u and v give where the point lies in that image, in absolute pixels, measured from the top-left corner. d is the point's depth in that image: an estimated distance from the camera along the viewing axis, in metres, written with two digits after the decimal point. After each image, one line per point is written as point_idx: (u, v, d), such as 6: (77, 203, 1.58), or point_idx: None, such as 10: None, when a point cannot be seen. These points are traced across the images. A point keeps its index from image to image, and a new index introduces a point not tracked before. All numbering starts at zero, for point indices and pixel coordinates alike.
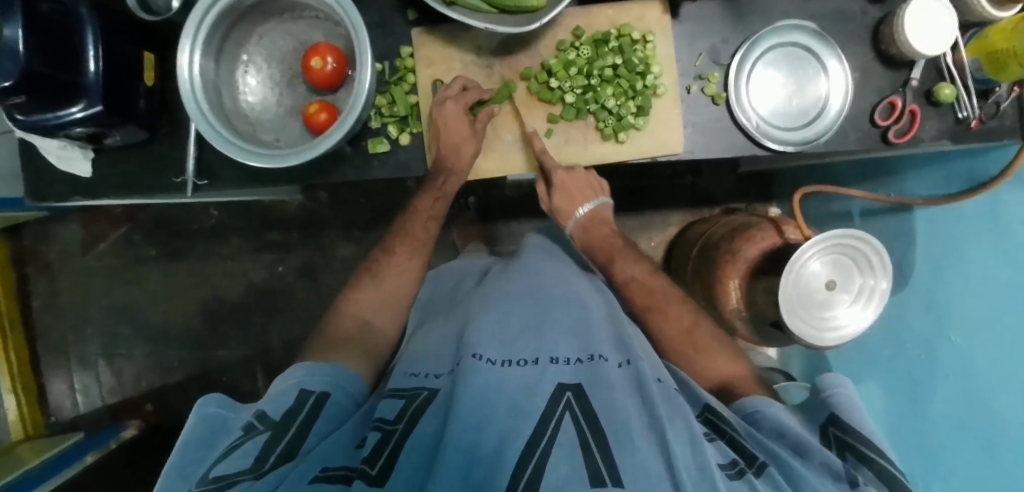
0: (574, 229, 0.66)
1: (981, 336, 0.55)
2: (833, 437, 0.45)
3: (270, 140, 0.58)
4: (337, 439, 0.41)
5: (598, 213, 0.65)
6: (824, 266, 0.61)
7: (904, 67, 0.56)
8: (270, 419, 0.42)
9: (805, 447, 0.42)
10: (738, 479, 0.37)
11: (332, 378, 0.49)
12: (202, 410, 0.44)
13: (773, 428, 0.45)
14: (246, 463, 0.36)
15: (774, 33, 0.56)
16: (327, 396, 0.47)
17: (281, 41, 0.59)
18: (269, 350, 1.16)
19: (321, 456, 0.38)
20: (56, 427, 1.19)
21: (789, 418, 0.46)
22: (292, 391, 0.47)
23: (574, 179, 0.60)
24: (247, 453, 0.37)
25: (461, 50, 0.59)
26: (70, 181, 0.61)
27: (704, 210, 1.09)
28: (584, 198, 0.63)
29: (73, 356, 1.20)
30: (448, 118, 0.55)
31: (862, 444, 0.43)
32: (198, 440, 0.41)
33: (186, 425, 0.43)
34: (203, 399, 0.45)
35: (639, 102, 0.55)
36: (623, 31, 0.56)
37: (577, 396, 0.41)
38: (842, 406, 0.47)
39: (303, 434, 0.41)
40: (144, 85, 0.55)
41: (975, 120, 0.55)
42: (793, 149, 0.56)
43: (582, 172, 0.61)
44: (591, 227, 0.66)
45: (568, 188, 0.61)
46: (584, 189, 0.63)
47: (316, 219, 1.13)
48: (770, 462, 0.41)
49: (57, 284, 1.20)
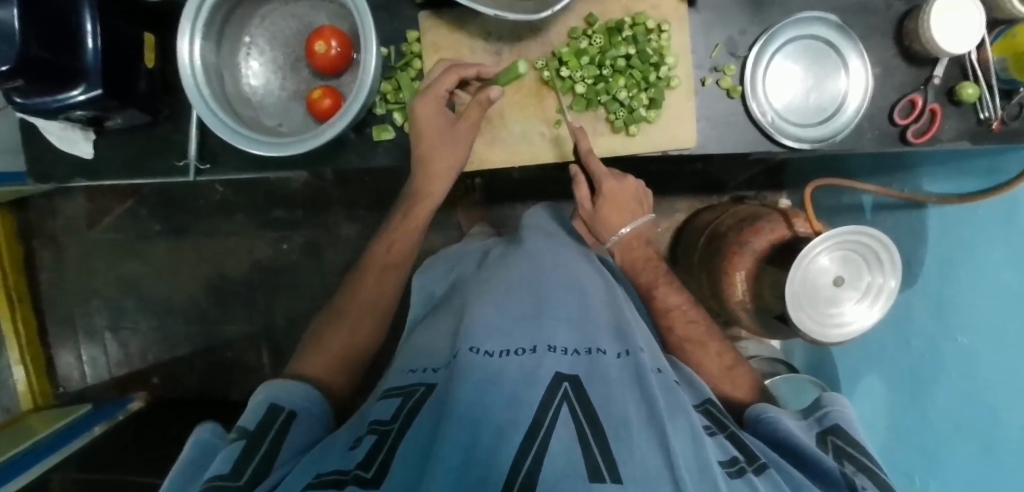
0: (614, 244, 0.64)
1: (1000, 337, 0.54)
2: (832, 445, 0.45)
3: (273, 126, 0.57)
4: (326, 449, 0.42)
5: (642, 232, 0.64)
6: (833, 262, 0.60)
7: (927, 64, 0.54)
8: (246, 429, 0.44)
9: (806, 453, 0.43)
10: (737, 477, 0.36)
11: (301, 399, 0.50)
12: (198, 438, 0.45)
13: (777, 435, 0.46)
14: (222, 472, 0.38)
15: (794, 25, 0.54)
16: (294, 416, 0.47)
17: (283, 24, 0.58)
18: (272, 327, 1.17)
19: (308, 469, 0.39)
20: (65, 397, 1.22)
21: (793, 425, 0.47)
22: (263, 406, 0.47)
23: (620, 190, 0.62)
24: (226, 460, 0.40)
25: (469, 35, 0.57)
26: (73, 162, 0.60)
27: (710, 197, 1.08)
28: (630, 212, 0.62)
29: (79, 329, 1.22)
30: (425, 113, 0.53)
31: (863, 457, 0.43)
32: (193, 464, 0.42)
33: (184, 449, 0.44)
34: (199, 430, 0.46)
35: (651, 94, 0.54)
36: (638, 20, 0.54)
37: (575, 387, 0.41)
38: (844, 422, 0.47)
39: (279, 443, 0.43)
40: (144, 66, 0.54)
41: (997, 122, 0.53)
42: (808, 146, 0.54)
43: (628, 186, 0.63)
44: (635, 246, 0.64)
45: (616, 198, 0.62)
46: (630, 202, 0.62)
47: (320, 198, 1.13)
48: (769, 462, 0.42)
49: (62, 258, 1.20)
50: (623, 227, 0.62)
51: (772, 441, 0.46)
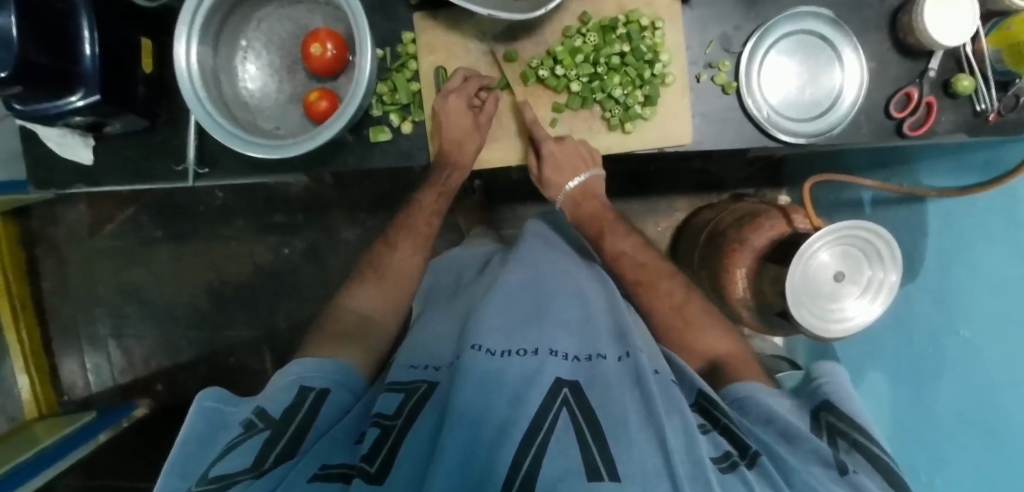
0: (563, 202, 0.65)
1: (1001, 333, 0.55)
2: (825, 423, 0.45)
3: (271, 128, 0.57)
4: (336, 435, 0.41)
5: (590, 187, 0.63)
6: (832, 257, 0.60)
7: (922, 57, 0.54)
8: (271, 418, 0.43)
9: (793, 433, 0.42)
10: (729, 471, 0.36)
11: (333, 376, 0.50)
12: (200, 406, 0.43)
13: (765, 414, 0.44)
14: (244, 465, 0.37)
15: (788, 20, 0.54)
16: (328, 392, 0.48)
17: (279, 27, 0.58)
18: (275, 331, 1.17)
19: (320, 454, 0.38)
20: (69, 405, 1.22)
21: (779, 405, 0.46)
22: (293, 388, 0.47)
23: (563, 151, 0.57)
24: (247, 451, 0.38)
25: (463, 35, 0.57)
26: (72, 169, 0.61)
27: (710, 195, 1.08)
28: (575, 171, 0.59)
29: (83, 336, 1.22)
30: (454, 110, 0.55)
31: (855, 431, 0.43)
32: (197, 436, 0.41)
33: (186, 420, 0.43)
34: (204, 393, 0.45)
35: (647, 91, 0.54)
36: (631, 18, 0.54)
37: (574, 393, 0.41)
38: (834, 394, 0.47)
39: (304, 429, 0.43)
40: (142, 72, 0.54)
41: (994, 114, 0.53)
42: (804, 141, 0.54)
43: (572, 143, 0.57)
44: (582, 200, 0.64)
45: (558, 160, 0.58)
46: (574, 159, 0.58)
47: (321, 201, 1.13)
48: (760, 450, 0.40)
49: (64, 266, 1.21)
50: (568, 184, 0.61)
51: (756, 423, 0.45)
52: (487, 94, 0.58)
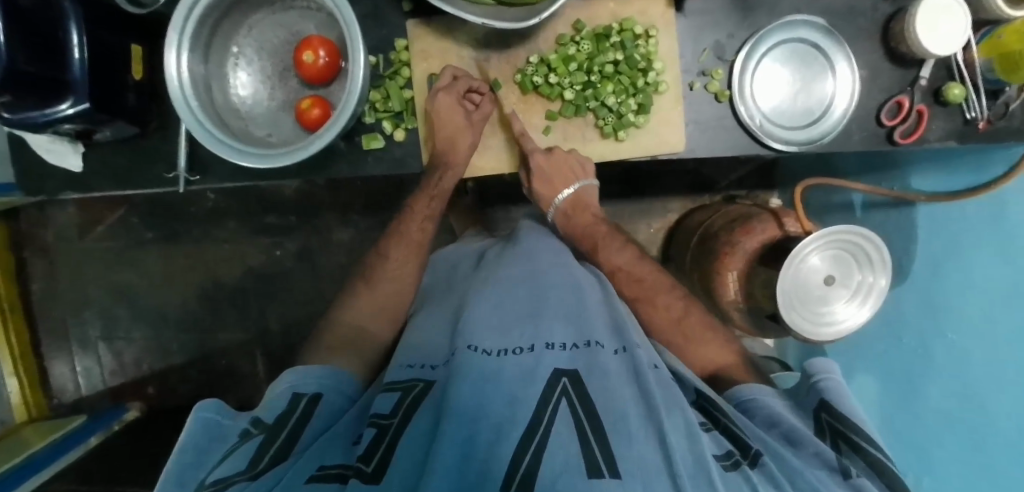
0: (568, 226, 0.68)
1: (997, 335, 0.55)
2: (825, 424, 0.45)
3: (261, 136, 0.57)
4: (333, 438, 0.41)
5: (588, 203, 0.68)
6: (824, 261, 0.60)
7: (913, 65, 0.55)
8: (264, 423, 0.42)
9: (799, 437, 0.42)
10: (733, 470, 0.36)
11: (326, 381, 0.50)
12: (198, 416, 0.44)
13: (767, 415, 0.45)
14: (238, 467, 0.36)
15: (782, 28, 0.54)
16: (320, 397, 0.48)
17: (271, 33, 0.58)
18: (267, 333, 1.17)
19: (316, 457, 0.38)
20: (59, 408, 1.21)
21: (782, 406, 0.47)
22: (286, 396, 0.47)
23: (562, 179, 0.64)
24: (242, 456, 0.38)
25: (458, 43, 0.57)
26: (61, 176, 0.60)
27: (703, 196, 1.08)
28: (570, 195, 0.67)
29: (73, 340, 1.21)
30: (447, 113, 0.55)
31: (852, 432, 0.43)
32: (196, 445, 0.41)
33: (185, 430, 0.43)
34: (203, 403, 0.44)
35: (640, 99, 0.55)
36: (625, 26, 0.54)
37: (573, 382, 0.41)
38: (832, 394, 0.47)
39: (299, 432, 0.42)
40: (132, 78, 0.54)
41: (983, 122, 0.54)
42: (796, 149, 0.55)
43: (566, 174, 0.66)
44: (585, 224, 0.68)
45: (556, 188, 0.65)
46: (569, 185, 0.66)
47: (314, 202, 1.12)
48: (766, 452, 0.40)
49: (53, 268, 1.20)
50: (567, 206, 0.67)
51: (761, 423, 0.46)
52: (480, 97, 0.58)
